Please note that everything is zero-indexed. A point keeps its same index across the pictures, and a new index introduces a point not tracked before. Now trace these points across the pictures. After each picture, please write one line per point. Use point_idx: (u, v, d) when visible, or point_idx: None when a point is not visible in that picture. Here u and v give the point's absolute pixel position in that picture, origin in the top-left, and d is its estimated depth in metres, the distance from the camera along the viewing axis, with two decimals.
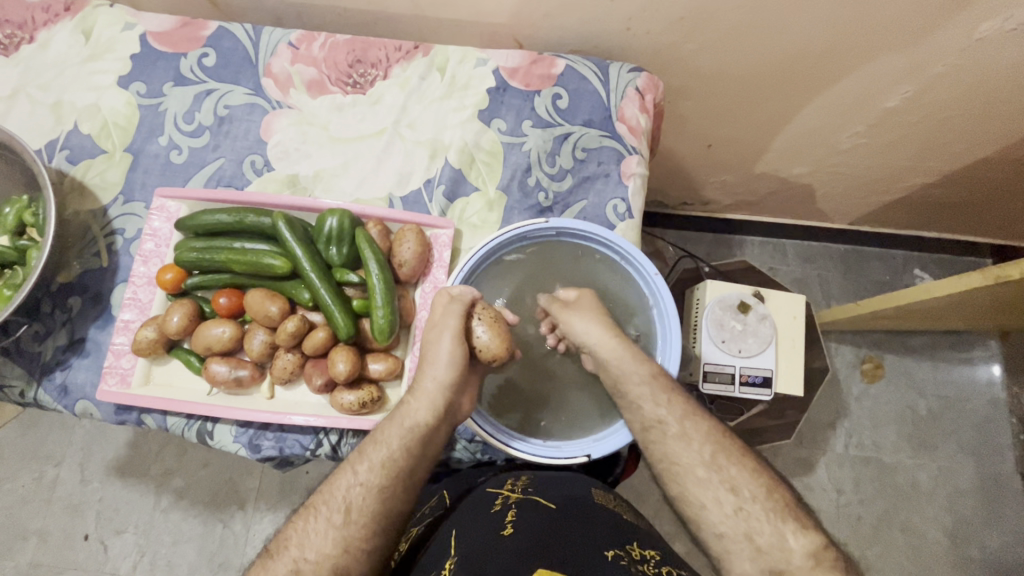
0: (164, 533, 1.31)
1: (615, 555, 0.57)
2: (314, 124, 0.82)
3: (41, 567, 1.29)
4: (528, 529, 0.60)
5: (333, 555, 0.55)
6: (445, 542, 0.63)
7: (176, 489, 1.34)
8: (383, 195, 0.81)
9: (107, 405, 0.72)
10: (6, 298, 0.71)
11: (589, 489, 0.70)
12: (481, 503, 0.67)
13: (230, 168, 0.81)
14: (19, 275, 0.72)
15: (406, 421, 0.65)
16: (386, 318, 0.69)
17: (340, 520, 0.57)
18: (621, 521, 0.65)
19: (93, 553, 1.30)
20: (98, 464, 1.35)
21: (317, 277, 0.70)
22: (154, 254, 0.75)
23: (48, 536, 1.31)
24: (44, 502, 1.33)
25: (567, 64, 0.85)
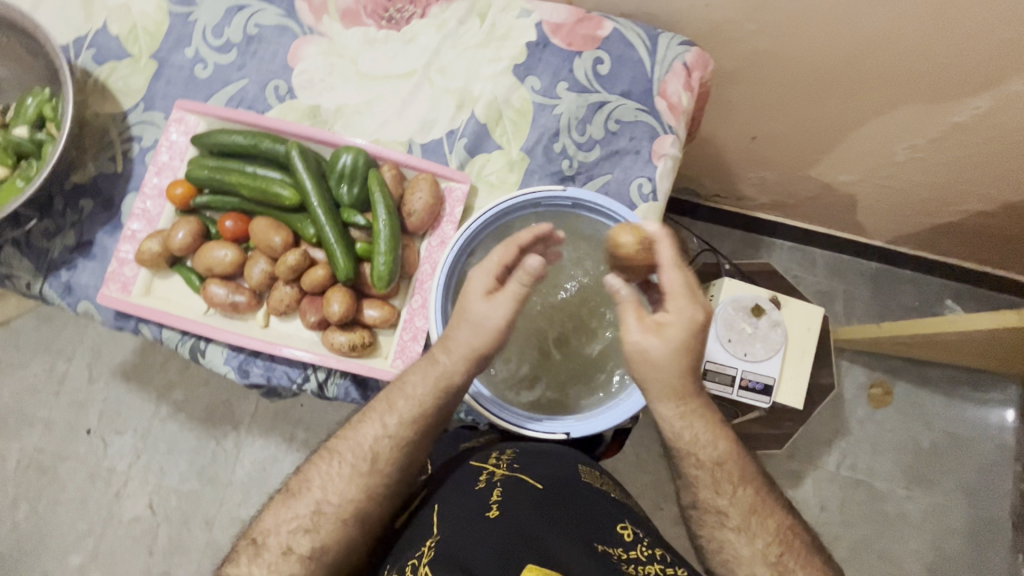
0: (161, 439, 1.51)
1: (604, 544, 0.61)
2: (343, 57, 0.80)
3: (46, 452, 1.51)
4: (518, 513, 0.62)
5: (355, 499, 0.63)
6: (429, 516, 0.65)
7: (175, 401, 1.52)
8: (403, 139, 0.78)
9: (109, 309, 0.73)
10: (19, 190, 0.71)
11: (577, 464, 0.70)
12: (465, 476, 0.69)
13: (253, 91, 0.79)
14: (33, 169, 0.72)
15: (405, 390, 0.65)
16: (387, 265, 0.68)
17: (365, 468, 0.64)
18: (606, 500, 0.67)
19: (94, 447, 1.51)
20: (106, 365, 1.54)
21: (324, 214, 0.68)
22: (167, 166, 0.74)
23: (53, 425, 1.52)
24: (53, 393, 1.53)
25: (614, 27, 0.81)
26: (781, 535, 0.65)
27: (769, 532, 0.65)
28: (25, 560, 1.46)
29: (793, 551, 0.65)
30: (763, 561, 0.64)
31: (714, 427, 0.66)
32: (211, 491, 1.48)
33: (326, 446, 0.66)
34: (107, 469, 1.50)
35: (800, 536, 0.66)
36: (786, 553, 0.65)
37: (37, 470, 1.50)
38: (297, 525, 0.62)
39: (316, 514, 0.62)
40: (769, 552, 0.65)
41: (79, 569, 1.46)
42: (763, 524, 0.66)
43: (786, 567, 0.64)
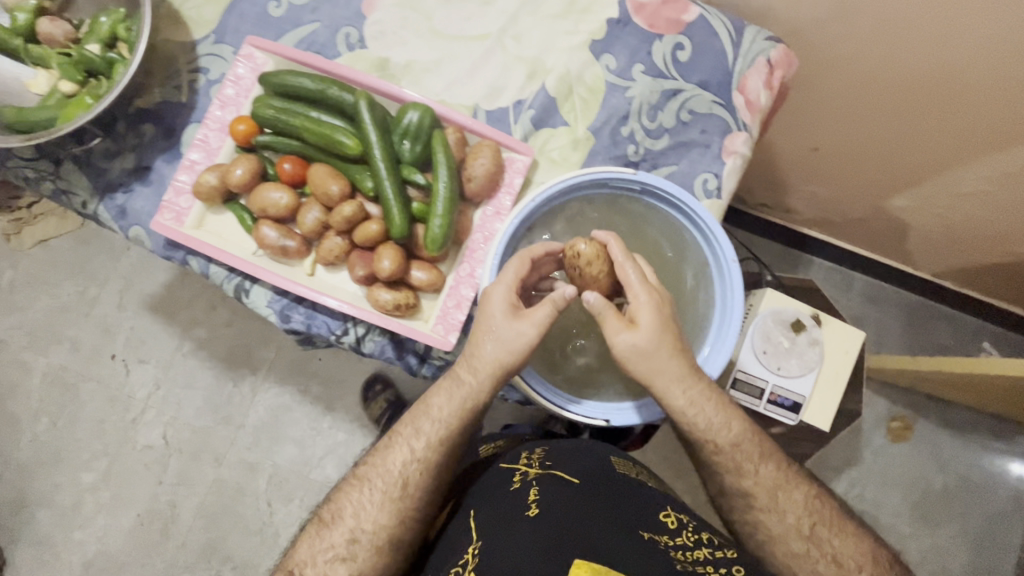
0: (181, 373, 1.55)
1: (650, 531, 0.59)
2: (418, 11, 0.78)
3: (70, 370, 1.56)
4: (560, 506, 0.60)
5: (388, 525, 0.64)
6: (466, 525, 0.65)
7: (197, 338, 1.55)
8: (469, 103, 0.76)
9: (160, 237, 0.73)
10: (86, 106, 0.69)
11: (607, 457, 0.69)
12: (502, 477, 0.68)
13: (324, 36, 0.77)
14: (103, 87, 0.70)
15: (428, 411, 0.67)
16: (441, 228, 0.67)
17: (395, 494, 0.65)
18: (646, 490, 0.66)
19: (116, 372, 1.56)
20: (136, 295, 1.58)
21: (384, 168, 0.67)
22: (232, 101, 0.73)
23: (80, 345, 1.57)
24: (83, 315, 1.58)
25: (700, 13, 0.78)
26: (811, 507, 0.66)
27: (800, 507, 0.66)
28: (39, 473, 1.52)
29: (825, 520, 0.65)
30: (797, 534, 0.64)
31: (726, 411, 0.67)
32: (222, 430, 1.51)
33: (360, 469, 0.67)
34: (127, 395, 1.55)
35: (830, 503, 0.67)
36: (819, 523, 0.65)
37: (60, 386, 1.55)
38: (334, 555, 0.62)
39: (351, 542, 0.63)
40: (801, 525, 0.65)
41: (90, 488, 1.51)
42: (790, 499, 0.66)
43: (819, 537, 0.64)
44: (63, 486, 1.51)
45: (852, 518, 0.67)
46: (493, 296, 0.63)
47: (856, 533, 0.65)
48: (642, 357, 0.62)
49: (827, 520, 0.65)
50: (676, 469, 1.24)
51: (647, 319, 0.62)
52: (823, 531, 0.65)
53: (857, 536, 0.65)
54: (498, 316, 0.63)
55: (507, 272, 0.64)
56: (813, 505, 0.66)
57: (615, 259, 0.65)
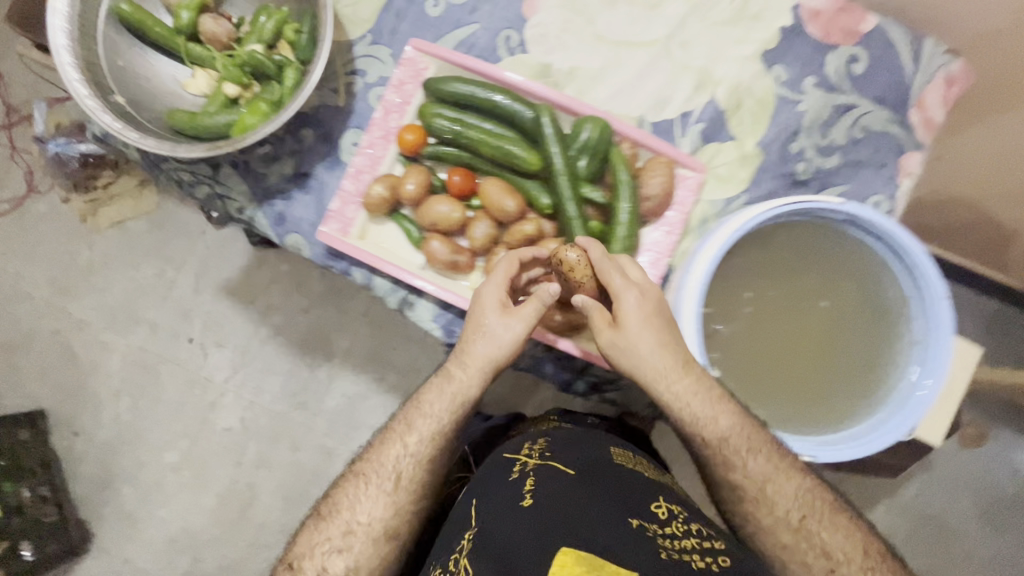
0: (258, 358, 1.55)
1: (639, 518, 0.54)
2: (581, 14, 0.74)
3: (150, 351, 1.58)
4: (555, 500, 0.56)
5: (386, 518, 0.62)
6: (466, 513, 0.61)
7: (274, 323, 1.55)
8: (635, 115, 0.74)
9: (321, 245, 0.72)
10: (262, 113, 0.66)
11: (605, 446, 0.65)
12: (498, 469, 0.64)
13: (484, 38, 0.74)
14: (274, 91, 0.67)
15: (423, 408, 0.64)
16: (623, 250, 0.66)
17: (389, 487, 0.62)
18: (640, 479, 0.61)
19: (195, 355, 1.57)
20: (212, 279, 1.58)
21: (566, 185, 0.65)
22: (395, 108, 0.71)
23: (157, 327, 1.59)
24: (161, 296, 1.59)
25: (878, 23, 0.74)
26: (797, 496, 0.57)
27: (788, 498, 0.57)
28: (122, 450, 1.54)
29: (818, 512, 0.57)
30: (787, 527, 0.56)
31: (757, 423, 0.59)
32: (299, 415, 1.52)
33: (357, 465, 0.64)
34: (205, 378, 1.56)
35: (827, 493, 0.58)
36: (811, 517, 0.57)
37: (140, 367, 1.57)
38: (331, 548, 0.61)
39: (347, 534, 0.61)
40: (789, 518, 0.57)
41: (172, 467, 1.54)
42: (779, 491, 0.57)
43: (808, 531, 0.56)
44: (147, 464, 1.54)
45: (848, 509, 0.58)
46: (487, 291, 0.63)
47: (851, 523, 0.57)
48: (621, 356, 0.59)
49: (822, 514, 0.57)
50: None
51: (630, 308, 0.59)
52: (811, 521, 0.56)
53: (869, 538, 0.56)
54: (495, 316, 0.62)
55: (497, 270, 0.63)
56: (811, 496, 0.57)
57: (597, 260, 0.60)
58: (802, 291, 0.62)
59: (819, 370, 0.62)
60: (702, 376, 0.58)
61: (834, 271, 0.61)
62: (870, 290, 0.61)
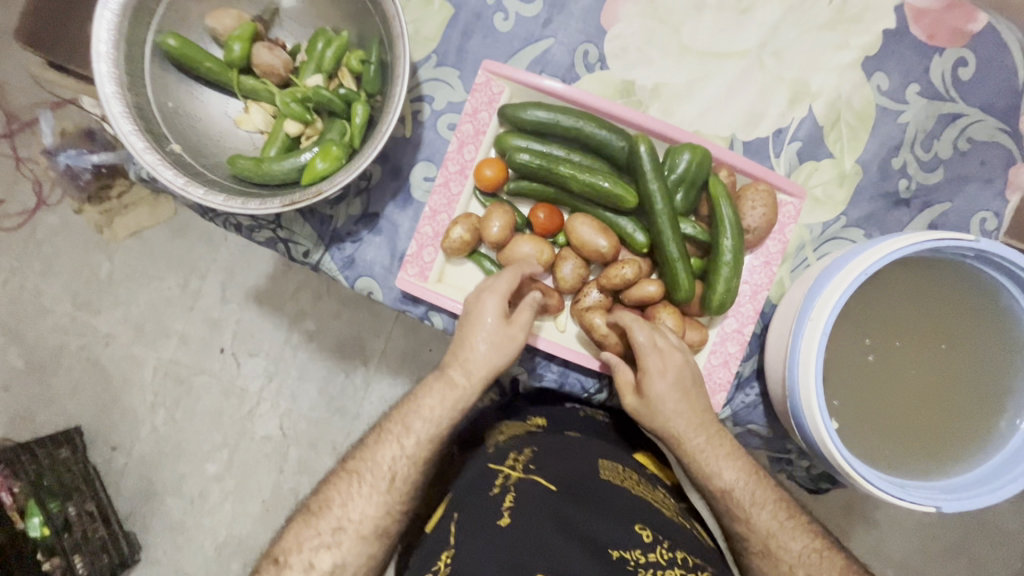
0: (292, 366, 1.43)
1: (620, 549, 0.52)
2: (664, 23, 0.68)
3: (181, 364, 1.44)
4: (529, 522, 0.52)
5: (376, 517, 0.62)
6: (445, 528, 0.58)
7: (307, 329, 1.43)
8: (726, 134, 0.68)
9: (396, 288, 0.68)
10: (335, 158, 0.59)
11: (594, 461, 0.63)
12: (478, 481, 0.61)
13: (559, 54, 0.68)
14: (343, 130, 0.61)
15: (420, 410, 0.65)
16: (727, 289, 0.61)
17: (382, 487, 0.63)
18: (633, 499, 0.59)
19: (227, 365, 1.44)
20: (239, 287, 1.46)
21: (666, 222, 0.60)
22: (470, 139, 0.65)
23: (189, 338, 1.45)
24: (187, 308, 1.46)
25: (988, 21, 0.68)
26: (776, 525, 0.63)
27: (791, 556, 0.62)
28: (163, 463, 1.41)
29: (816, 566, 0.61)
30: None
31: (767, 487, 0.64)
32: (339, 422, 1.41)
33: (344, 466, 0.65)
34: (241, 388, 1.43)
35: (836, 556, 0.62)
36: (813, 574, 0.61)
37: (172, 381, 1.44)
38: (319, 543, 0.61)
39: (337, 530, 0.62)
40: (783, 564, 0.62)
41: (215, 478, 1.41)
42: (783, 548, 0.62)
43: None
44: (189, 476, 1.41)
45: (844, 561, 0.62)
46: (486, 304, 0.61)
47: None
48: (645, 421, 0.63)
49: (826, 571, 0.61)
50: (847, 509, 1.13)
51: (655, 364, 0.60)
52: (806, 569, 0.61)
53: None
54: (492, 324, 0.61)
55: (499, 282, 0.61)
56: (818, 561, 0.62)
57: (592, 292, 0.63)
58: (918, 328, 0.59)
59: (932, 409, 0.60)
60: (714, 436, 0.62)
61: (952, 309, 0.59)
62: (990, 323, 0.58)
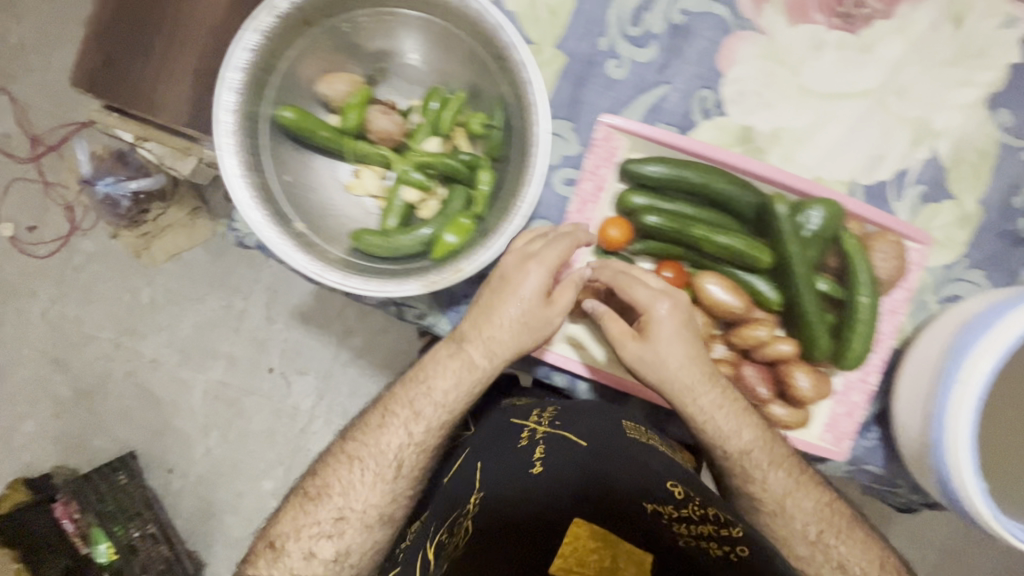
0: (343, 384, 1.35)
1: (654, 501, 0.56)
2: (784, 64, 0.65)
3: (230, 386, 1.38)
4: (561, 471, 0.60)
5: (381, 504, 0.62)
6: (469, 478, 0.63)
7: (356, 346, 1.36)
8: (846, 179, 0.66)
9: (512, 348, 0.66)
10: (463, 228, 0.57)
11: (620, 421, 0.62)
12: (505, 437, 0.65)
13: (675, 101, 0.65)
14: (463, 195, 0.60)
15: (424, 388, 0.63)
16: (865, 347, 0.61)
17: (389, 476, 0.62)
18: (651, 453, 0.59)
19: (277, 385, 1.37)
20: (283, 307, 1.37)
21: (805, 283, 0.59)
22: (590, 197, 0.64)
23: (236, 361, 1.38)
24: (233, 328, 1.38)
25: None
26: (792, 486, 0.63)
27: (806, 513, 0.63)
28: (219, 483, 1.36)
29: (834, 526, 0.63)
30: (803, 538, 0.63)
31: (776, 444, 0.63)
32: None
33: (341, 445, 0.64)
34: (292, 409, 1.36)
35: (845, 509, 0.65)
36: (828, 530, 0.63)
37: (222, 403, 1.37)
38: (319, 532, 0.61)
39: (338, 520, 0.61)
40: (807, 531, 0.63)
41: (272, 496, 1.35)
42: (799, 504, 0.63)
43: (825, 543, 0.63)
44: (244, 496, 1.36)
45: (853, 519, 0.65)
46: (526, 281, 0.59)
47: (865, 537, 0.64)
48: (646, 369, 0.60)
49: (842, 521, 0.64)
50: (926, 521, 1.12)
51: (645, 295, 0.59)
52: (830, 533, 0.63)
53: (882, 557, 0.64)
54: (531, 298, 0.59)
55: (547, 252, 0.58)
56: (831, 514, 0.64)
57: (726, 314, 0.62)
58: None
59: None
60: (728, 389, 0.61)
61: None
62: None
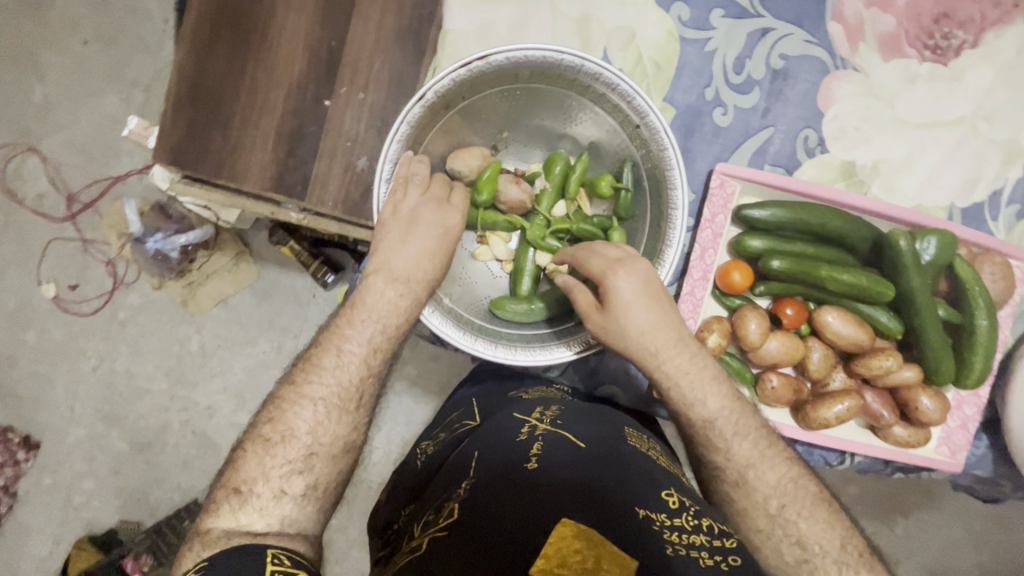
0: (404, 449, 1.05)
1: (647, 508, 0.47)
2: (880, 98, 0.68)
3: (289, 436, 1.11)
4: (557, 463, 0.50)
5: (344, 437, 0.53)
6: (465, 462, 0.55)
7: None
8: (945, 204, 0.69)
9: (639, 388, 0.71)
10: None
11: (622, 429, 0.59)
12: (504, 429, 0.58)
13: (780, 142, 0.67)
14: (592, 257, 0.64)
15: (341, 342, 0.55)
16: (982, 365, 0.65)
17: (348, 408, 0.54)
18: (652, 466, 0.54)
19: None
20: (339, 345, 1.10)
21: (926, 312, 0.63)
22: (709, 245, 0.66)
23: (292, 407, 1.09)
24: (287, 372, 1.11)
25: None
26: (757, 456, 0.56)
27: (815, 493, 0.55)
28: None
29: (797, 500, 0.54)
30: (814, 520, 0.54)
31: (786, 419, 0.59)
32: None
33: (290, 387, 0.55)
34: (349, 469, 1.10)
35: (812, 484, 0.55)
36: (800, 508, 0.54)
37: None
38: (289, 470, 0.51)
39: (308, 456, 0.52)
40: (767, 505, 0.54)
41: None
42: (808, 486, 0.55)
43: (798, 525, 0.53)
44: None
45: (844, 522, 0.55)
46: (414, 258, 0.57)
47: (849, 533, 0.53)
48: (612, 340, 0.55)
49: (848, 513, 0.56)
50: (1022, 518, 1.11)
51: (600, 263, 0.55)
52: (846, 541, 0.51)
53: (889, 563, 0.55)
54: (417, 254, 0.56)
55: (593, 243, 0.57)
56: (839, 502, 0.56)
57: (845, 345, 0.65)
58: None
59: None
60: (697, 358, 0.58)
61: None
62: None
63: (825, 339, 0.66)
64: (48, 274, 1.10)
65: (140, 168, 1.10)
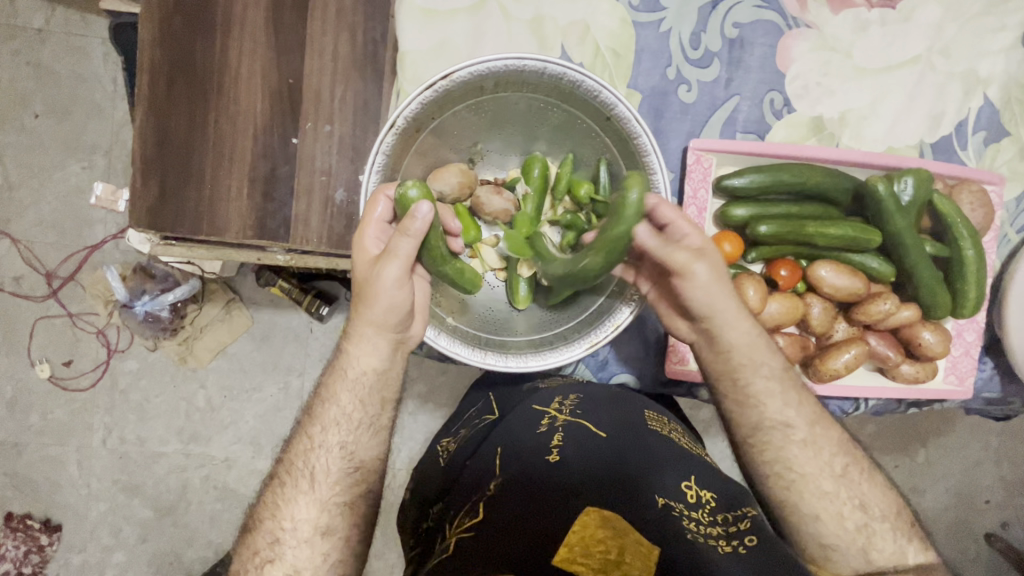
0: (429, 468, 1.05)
1: (667, 497, 0.49)
2: (837, 50, 0.69)
3: None
4: (581, 457, 0.51)
5: (328, 511, 0.55)
6: (489, 459, 0.55)
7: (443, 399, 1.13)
8: (915, 142, 0.71)
9: (651, 372, 0.71)
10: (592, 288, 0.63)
11: (639, 411, 0.60)
12: (526, 420, 0.58)
13: (748, 109, 0.68)
14: None
15: (352, 373, 0.57)
16: (976, 291, 0.66)
17: (319, 487, 0.55)
18: (673, 448, 0.55)
19: None
20: None
21: (914, 250, 0.64)
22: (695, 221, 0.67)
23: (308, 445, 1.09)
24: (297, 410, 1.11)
25: None
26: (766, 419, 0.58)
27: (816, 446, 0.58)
28: None
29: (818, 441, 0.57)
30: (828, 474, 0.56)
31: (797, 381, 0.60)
32: None
33: (309, 417, 0.57)
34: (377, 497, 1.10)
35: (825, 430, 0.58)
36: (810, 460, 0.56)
37: None
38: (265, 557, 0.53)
39: (274, 542, 0.53)
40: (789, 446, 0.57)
41: None
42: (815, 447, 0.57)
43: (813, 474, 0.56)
44: None
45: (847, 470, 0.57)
46: (385, 274, 0.53)
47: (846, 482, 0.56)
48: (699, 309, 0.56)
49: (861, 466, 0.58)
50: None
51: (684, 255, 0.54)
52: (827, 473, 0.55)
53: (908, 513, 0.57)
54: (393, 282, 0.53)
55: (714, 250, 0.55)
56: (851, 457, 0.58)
57: (842, 295, 0.66)
58: None
59: None
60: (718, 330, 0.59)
61: None
62: None
63: (822, 292, 0.67)
64: (40, 354, 1.09)
65: (114, 234, 1.09)
